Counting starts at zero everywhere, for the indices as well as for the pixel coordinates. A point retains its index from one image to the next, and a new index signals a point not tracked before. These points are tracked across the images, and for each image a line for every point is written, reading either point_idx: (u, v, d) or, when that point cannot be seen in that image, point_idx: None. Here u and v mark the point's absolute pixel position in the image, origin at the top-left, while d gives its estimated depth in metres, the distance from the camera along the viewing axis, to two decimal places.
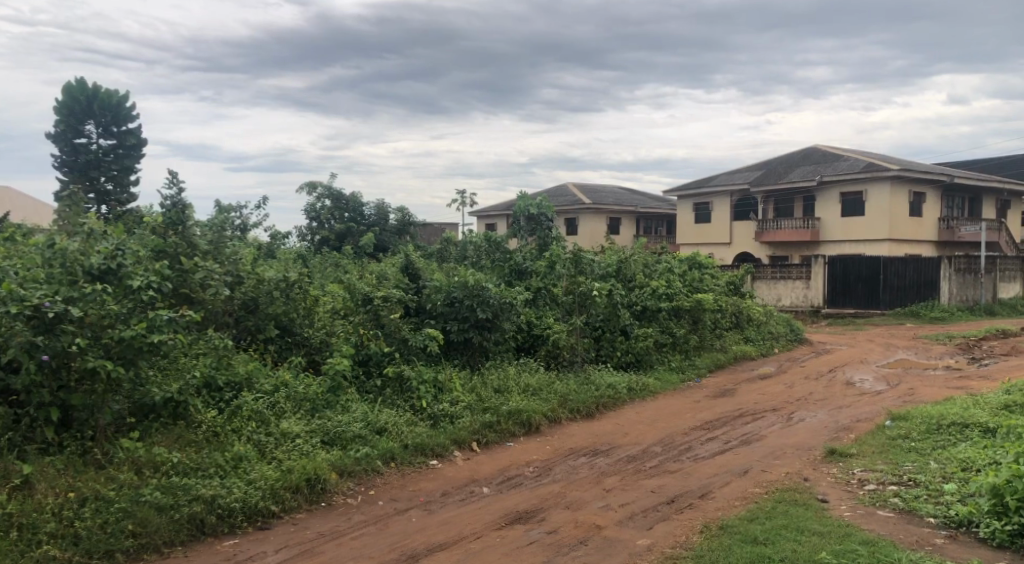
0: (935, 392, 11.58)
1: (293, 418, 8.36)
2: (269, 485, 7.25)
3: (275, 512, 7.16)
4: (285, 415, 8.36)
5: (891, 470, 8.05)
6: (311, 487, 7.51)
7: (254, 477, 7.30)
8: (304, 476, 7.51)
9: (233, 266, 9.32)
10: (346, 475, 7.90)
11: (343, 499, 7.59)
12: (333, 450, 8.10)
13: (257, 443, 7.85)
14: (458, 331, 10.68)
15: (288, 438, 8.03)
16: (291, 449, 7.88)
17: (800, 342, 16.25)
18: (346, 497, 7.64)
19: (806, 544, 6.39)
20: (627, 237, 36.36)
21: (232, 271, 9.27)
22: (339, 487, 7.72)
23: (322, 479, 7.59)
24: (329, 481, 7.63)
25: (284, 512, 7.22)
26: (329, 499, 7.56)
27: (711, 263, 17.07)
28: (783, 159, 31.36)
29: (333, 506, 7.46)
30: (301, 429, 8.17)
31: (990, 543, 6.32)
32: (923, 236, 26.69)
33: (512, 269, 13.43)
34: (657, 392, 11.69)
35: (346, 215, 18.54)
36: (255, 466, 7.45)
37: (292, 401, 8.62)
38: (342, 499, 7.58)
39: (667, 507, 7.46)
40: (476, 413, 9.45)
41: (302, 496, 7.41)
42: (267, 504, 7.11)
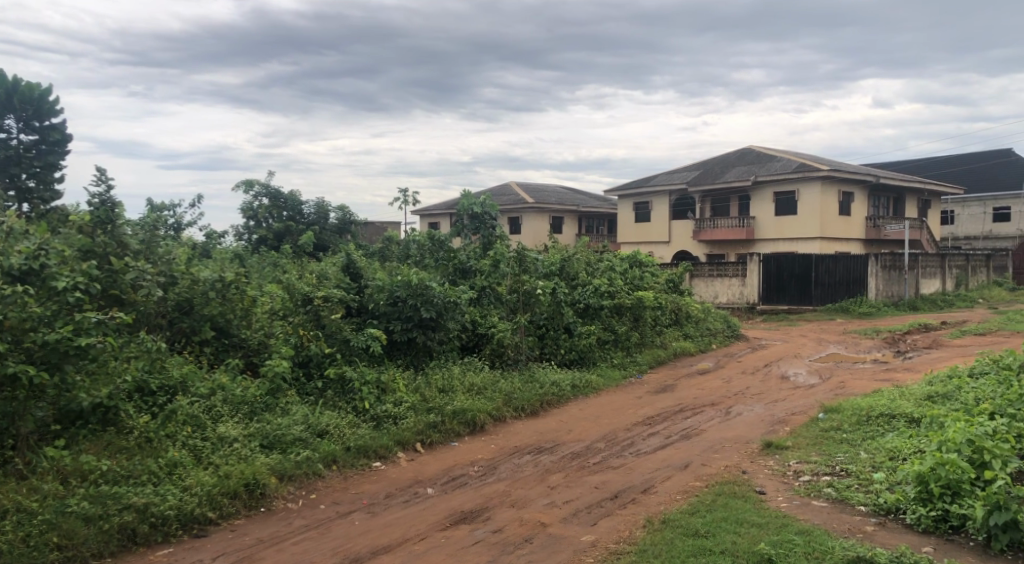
0: (865, 385, 12.02)
1: (231, 421, 8.28)
2: (205, 492, 7.19)
3: (213, 519, 7.10)
4: (222, 419, 8.28)
5: (824, 461, 8.35)
6: (249, 492, 7.47)
7: (189, 483, 7.23)
8: (242, 482, 7.46)
9: (167, 267, 9.09)
10: (287, 479, 7.86)
11: (284, 504, 7.56)
12: (273, 453, 8.05)
13: (192, 448, 7.77)
14: (401, 331, 10.70)
15: (225, 442, 7.96)
16: (228, 453, 7.81)
17: (737, 337, 16.66)
18: (287, 501, 7.62)
19: (745, 536, 6.61)
20: (570, 236, 36.67)
21: (165, 271, 9.05)
22: (279, 491, 7.69)
23: (262, 483, 7.55)
24: (269, 486, 7.58)
25: (222, 519, 7.17)
26: (269, 504, 7.52)
27: (651, 261, 17.32)
28: (720, 159, 32.06)
29: (273, 511, 7.43)
30: (239, 432, 8.10)
31: (916, 528, 6.60)
32: (852, 234, 27.58)
33: (456, 267, 13.38)
34: (600, 389, 11.86)
35: (284, 214, 18.34)
36: (191, 472, 7.38)
37: (230, 404, 8.53)
38: (282, 503, 7.55)
39: (610, 502, 7.62)
40: (420, 413, 9.49)
41: (241, 501, 7.36)
42: (204, 510, 7.06)
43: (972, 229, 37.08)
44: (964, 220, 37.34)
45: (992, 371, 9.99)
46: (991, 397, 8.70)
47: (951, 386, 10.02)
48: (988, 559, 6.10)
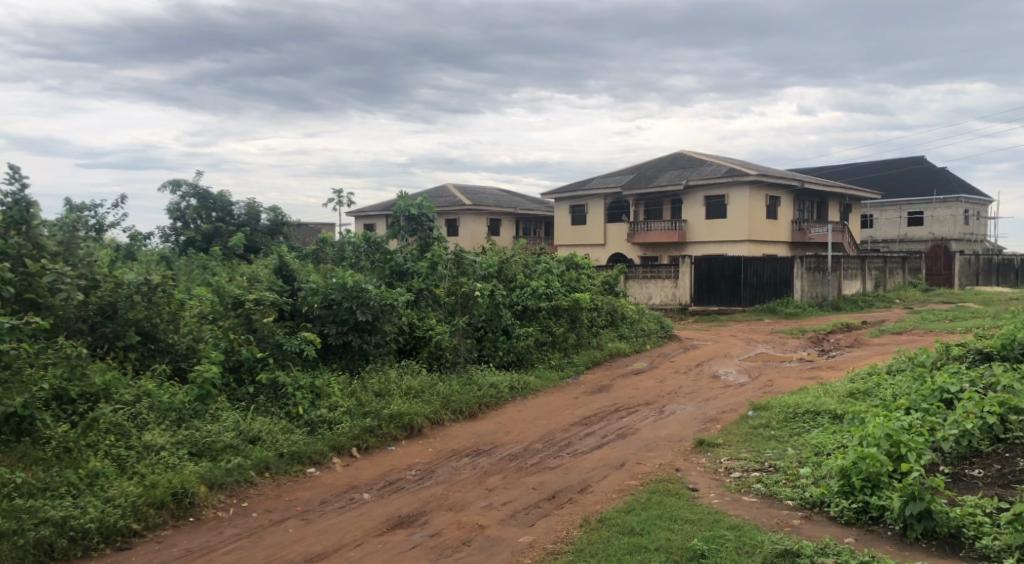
0: (791, 383, 12.44)
1: (157, 429, 8.14)
2: (129, 503, 7.07)
3: (138, 531, 6.99)
4: (148, 427, 8.13)
5: (754, 457, 8.64)
6: (177, 501, 7.37)
7: (112, 494, 7.11)
8: (170, 491, 7.36)
9: (88, 269, 8.92)
10: (216, 487, 7.78)
11: (214, 513, 7.48)
12: (203, 461, 7.95)
13: (116, 458, 7.63)
14: (336, 334, 10.65)
15: (151, 450, 7.83)
16: (155, 462, 7.69)
17: (670, 337, 17.03)
18: (216, 510, 7.53)
19: (679, 532, 6.81)
20: (507, 238, 36.87)
21: (86, 273, 8.88)
22: (209, 500, 7.59)
23: (190, 492, 7.45)
24: (198, 495, 7.49)
25: (147, 530, 7.06)
26: (198, 513, 7.42)
27: (587, 263, 17.55)
28: (653, 163, 32.63)
29: (202, 520, 7.34)
30: (166, 440, 7.97)
31: (839, 520, 6.89)
32: (780, 237, 28.40)
33: (392, 270, 13.20)
34: (537, 390, 11.99)
35: (213, 215, 18.05)
36: (114, 483, 7.25)
37: (156, 411, 8.38)
38: (212, 512, 7.47)
39: (547, 503, 7.74)
40: (356, 418, 9.47)
41: (168, 511, 7.26)
42: (128, 522, 6.94)
43: (889, 232, 38.61)
44: (882, 223, 38.86)
45: (908, 368, 10.47)
46: (907, 392, 9.10)
47: (871, 382, 10.47)
48: (904, 547, 6.37)
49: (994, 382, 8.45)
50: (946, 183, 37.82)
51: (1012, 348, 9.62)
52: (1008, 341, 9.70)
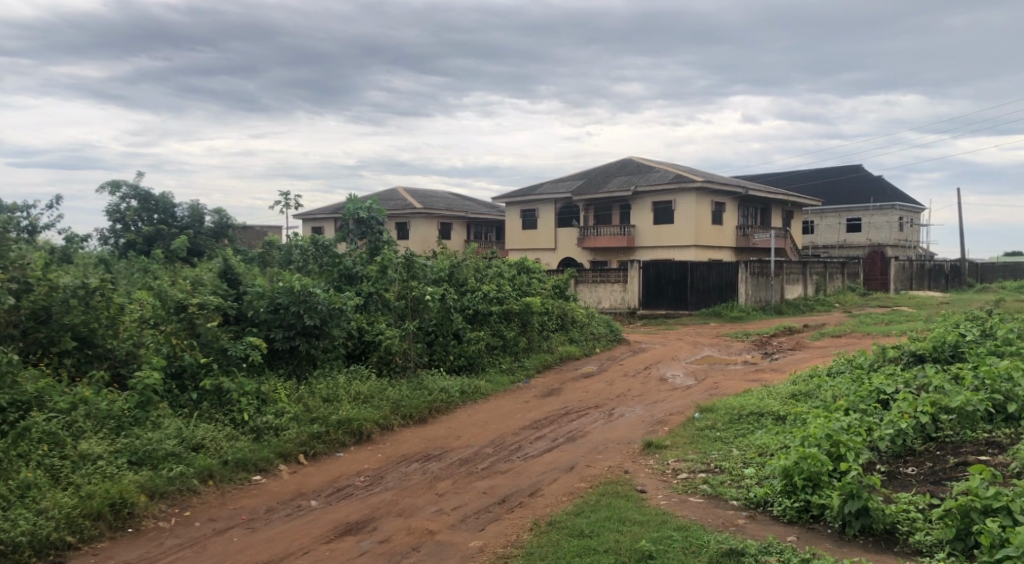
0: (736, 385, 12.70)
1: (94, 437, 7.99)
2: (64, 515, 6.94)
3: (73, 543, 6.87)
4: (84, 436, 7.97)
5: (700, 459, 8.83)
6: (115, 512, 7.25)
7: (45, 506, 6.96)
8: (107, 502, 7.23)
9: (20, 273, 8.76)
10: (157, 497, 7.67)
11: (154, 523, 7.38)
12: (143, 470, 7.83)
13: (49, 468, 7.46)
14: (282, 339, 10.55)
15: (88, 459, 7.68)
16: (91, 472, 7.54)
17: (619, 341, 17.24)
18: (157, 520, 7.43)
19: (627, 534, 6.93)
20: (458, 243, 36.88)
21: (18, 277, 8.74)
22: (149, 510, 7.49)
23: (128, 502, 7.34)
24: (137, 505, 7.38)
25: (83, 542, 6.94)
26: (137, 524, 7.31)
27: (538, 267, 17.64)
28: (603, 168, 33.00)
29: (142, 531, 7.24)
30: (103, 449, 7.83)
31: (782, 519, 7.07)
32: (725, 242, 28.94)
33: (341, 273, 13.28)
34: (488, 394, 12.05)
35: (155, 217, 17.78)
36: (47, 494, 7.10)
37: (93, 419, 8.21)
38: (152, 523, 7.37)
39: (498, 507, 7.80)
40: (303, 424, 9.42)
41: (105, 523, 7.14)
42: (61, 535, 6.82)
43: (829, 238, 39.72)
44: (822, 229, 39.94)
45: (847, 369, 10.80)
46: (846, 394, 9.39)
47: (812, 384, 10.77)
48: (844, 543, 6.55)
49: (926, 383, 8.77)
50: (883, 191, 39.01)
51: (943, 350, 10.00)
52: (940, 343, 10.08)
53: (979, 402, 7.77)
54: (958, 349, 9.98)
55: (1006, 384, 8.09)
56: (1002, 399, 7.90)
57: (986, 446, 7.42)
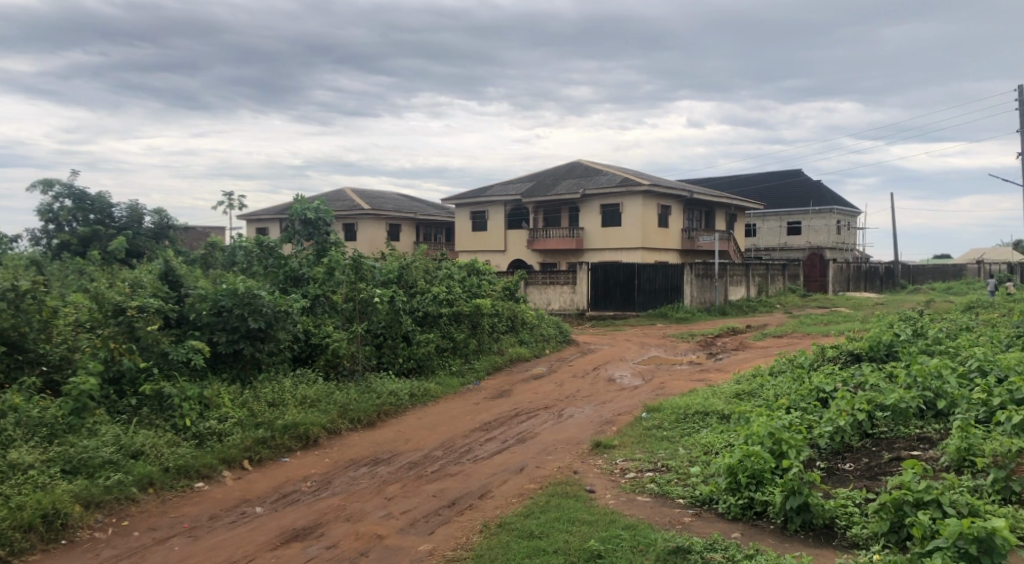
0: (682, 385, 12.94)
1: (25, 446, 7.80)
2: None
3: (2, 557, 6.69)
4: (14, 445, 7.79)
5: (648, 458, 8.97)
6: (48, 523, 7.09)
7: None
8: (39, 513, 7.06)
9: None
10: (93, 506, 7.51)
11: (89, 534, 7.23)
12: (78, 479, 7.66)
13: None
14: (226, 342, 10.41)
15: (19, 469, 7.49)
16: (23, 482, 7.36)
17: (568, 342, 17.40)
18: (93, 531, 7.28)
19: (576, 534, 7.02)
20: (407, 244, 36.71)
21: None
22: (85, 520, 7.34)
23: (62, 513, 7.18)
24: (72, 515, 7.23)
25: (13, 555, 6.77)
26: (71, 535, 7.16)
27: (488, 269, 17.65)
28: (552, 171, 33.22)
29: (76, 542, 7.09)
30: (35, 458, 7.65)
31: (727, 516, 7.22)
32: (671, 244, 29.38)
33: (287, 275, 13.16)
34: (437, 397, 12.05)
35: (91, 217, 17.40)
36: None
37: (24, 427, 8.04)
38: (87, 534, 7.22)
39: (447, 510, 7.82)
40: (247, 429, 9.32)
41: (37, 534, 6.98)
42: None
43: (771, 240, 40.68)
44: (764, 232, 40.95)
45: (788, 369, 11.07)
46: (787, 393, 9.63)
47: (754, 383, 11.04)
48: (785, 538, 6.73)
49: (862, 381, 9.06)
50: (822, 194, 40.05)
51: (878, 349, 10.34)
52: (875, 342, 10.42)
53: (912, 399, 8.06)
54: (892, 348, 10.33)
55: (937, 381, 8.40)
56: (932, 396, 8.18)
57: (918, 442, 7.69)
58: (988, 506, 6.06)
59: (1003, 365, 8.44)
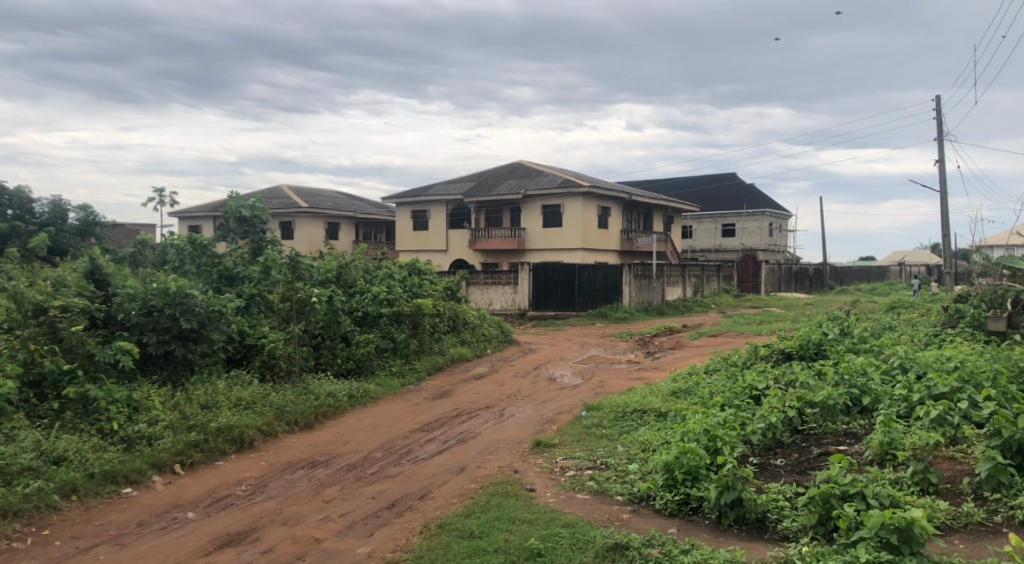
0: (621, 384, 13.11)
1: None
2: None
3: None
4: None
5: (588, 456, 9.07)
6: None
7: None
8: None
9: None
10: (12, 516, 7.28)
11: (6, 544, 6.99)
12: None
13: None
14: (156, 343, 10.16)
15: None
16: None
17: (509, 342, 17.45)
18: (12, 541, 7.05)
19: (517, 533, 7.07)
20: (346, 243, 36.34)
21: None
22: (3, 530, 7.10)
23: None
24: None
25: None
26: None
27: (429, 269, 17.55)
28: (493, 171, 33.30)
29: None
30: None
31: (664, 512, 7.35)
32: (610, 245, 29.73)
33: (221, 274, 12.93)
34: (377, 398, 11.98)
35: (9, 213, 16.82)
36: None
37: None
38: (4, 544, 6.98)
39: (386, 512, 7.79)
40: (179, 433, 9.14)
41: None
42: None
43: (706, 242, 41.46)
44: (699, 234, 41.71)
45: (722, 367, 11.32)
46: (722, 390, 9.85)
47: (690, 382, 11.25)
48: (719, 533, 6.88)
49: (793, 379, 9.32)
50: (756, 197, 40.98)
51: (808, 348, 10.65)
52: (805, 341, 10.73)
53: (840, 396, 8.32)
54: (821, 348, 10.63)
55: (863, 378, 8.70)
56: (858, 393, 8.46)
57: (845, 437, 7.94)
58: (909, 497, 6.29)
59: (922, 362, 8.74)
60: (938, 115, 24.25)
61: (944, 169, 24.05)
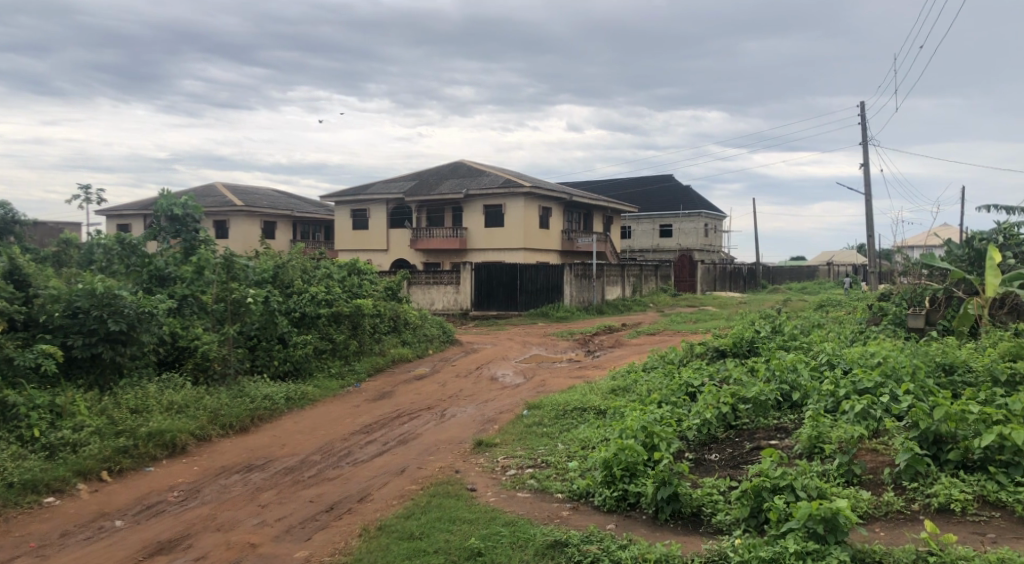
0: (562, 382, 13.23)
1: None
2: None
3: None
4: None
5: (528, 455, 9.14)
6: None
7: None
8: None
9: None
10: None
11: None
12: None
13: None
14: (82, 346, 9.89)
15: None
16: None
17: (450, 343, 17.43)
18: None
19: (457, 533, 7.09)
20: (283, 242, 35.80)
21: None
22: None
23: None
24: None
25: None
26: None
27: (369, 269, 17.43)
28: (434, 170, 33.23)
29: None
30: None
31: (603, 508, 7.45)
32: (551, 245, 29.95)
33: (152, 274, 12.66)
34: (315, 400, 11.87)
35: None
36: None
37: None
38: None
39: (325, 515, 7.74)
40: (106, 439, 8.92)
41: None
42: None
43: (644, 242, 42.04)
44: (638, 235, 42.28)
45: (659, 365, 11.53)
46: (659, 387, 10.03)
47: (629, 380, 11.44)
48: (656, 528, 7.00)
49: (727, 376, 9.56)
50: (692, 199, 41.75)
51: (741, 345, 10.92)
52: (739, 339, 10.99)
53: (770, 392, 8.58)
54: (753, 345, 10.91)
55: (793, 374, 8.97)
56: (788, 389, 8.73)
57: (776, 431, 8.17)
58: (835, 489, 6.53)
59: (848, 358, 9.09)
60: (864, 120, 25.07)
61: (869, 172, 24.85)
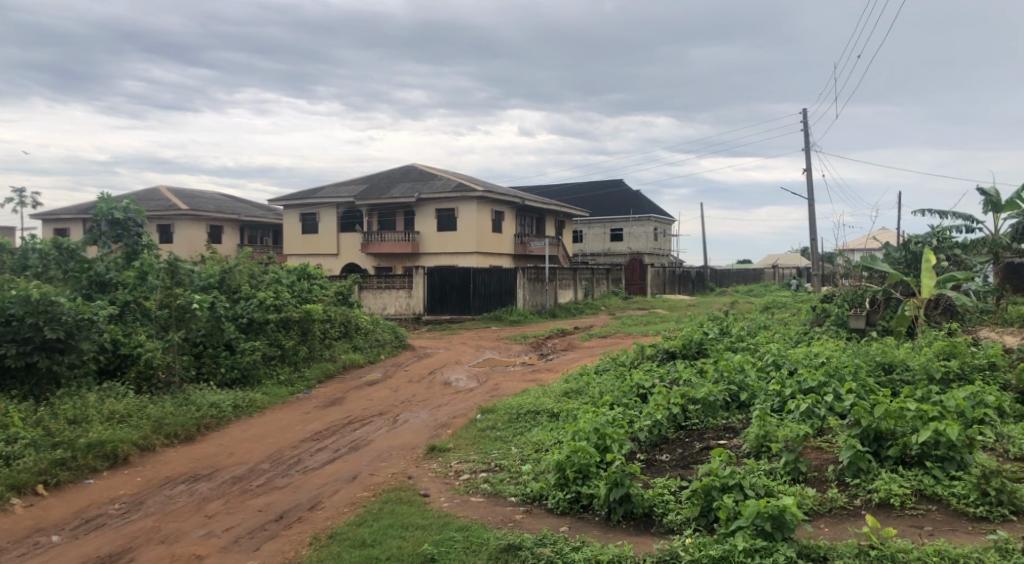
0: (515, 386, 13.27)
1: None
2: None
3: None
4: None
5: (481, 459, 9.15)
6: None
7: None
8: None
9: None
10: None
11: None
12: None
13: None
14: (16, 355, 9.65)
15: None
16: None
17: (403, 347, 17.35)
18: None
19: (409, 540, 7.07)
20: (229, 246, 35.24)
21: None
22: None
23: None
24: None
25: None
26: None
27: (319, 274, 17.26)
28: (384, 174, 33.07)
29: None
30: None
31: (556, 511, 7.50)
32: (503, 249, 30.02)
33: (92, 280, 12.38)
34: (265, 407, 11.72)
35: None
36: None
37: None
38: None
39: (274, 524, 7.66)
40: (42, 451, 8.71)
41: None
42: None
43: (595, 246, 42.38)
44: (588, 239, 42.61)
45: (611, 367, 11.66)
46: (610, 390, 10.14)
47: (581, 382, 11.53)
48: (609, 529, 7.08)
49: (677, 378, 9.71)
50: (642, 203, 42.24)
51: (690, 347, 11.07)
52: (688, 341, 11.14)
53: (719, 393, 8.73)
54: (702, 346, 11.08)
55: (740, 375, 9.14)
56: (736, 389, 8.89)
57: (724, 432, 8.33)
58: (781, 487, 6.69)
59: (793, 359, 9.31)
60: (806, 126, 25.67)
61: (812, 177, 25.43)
